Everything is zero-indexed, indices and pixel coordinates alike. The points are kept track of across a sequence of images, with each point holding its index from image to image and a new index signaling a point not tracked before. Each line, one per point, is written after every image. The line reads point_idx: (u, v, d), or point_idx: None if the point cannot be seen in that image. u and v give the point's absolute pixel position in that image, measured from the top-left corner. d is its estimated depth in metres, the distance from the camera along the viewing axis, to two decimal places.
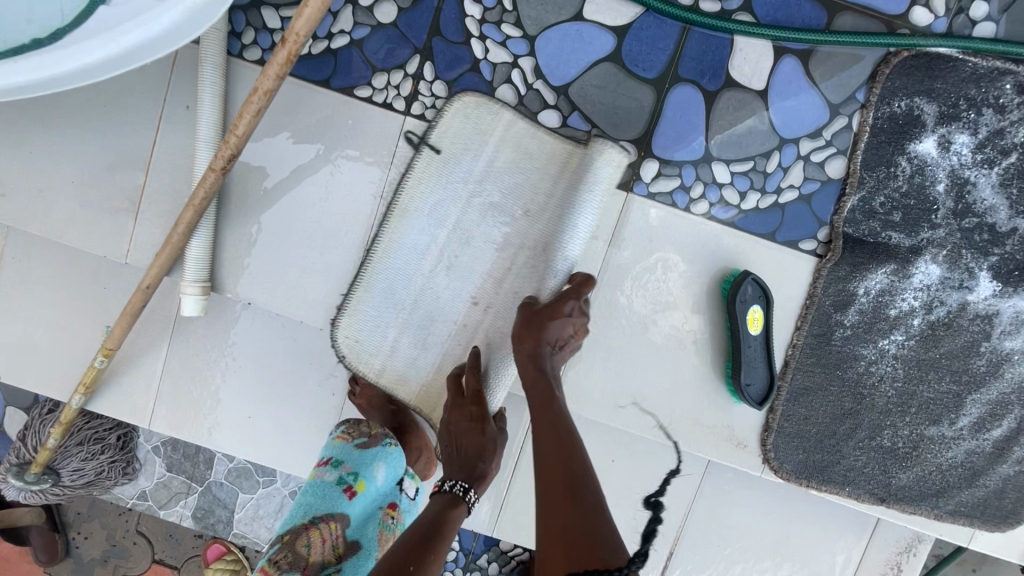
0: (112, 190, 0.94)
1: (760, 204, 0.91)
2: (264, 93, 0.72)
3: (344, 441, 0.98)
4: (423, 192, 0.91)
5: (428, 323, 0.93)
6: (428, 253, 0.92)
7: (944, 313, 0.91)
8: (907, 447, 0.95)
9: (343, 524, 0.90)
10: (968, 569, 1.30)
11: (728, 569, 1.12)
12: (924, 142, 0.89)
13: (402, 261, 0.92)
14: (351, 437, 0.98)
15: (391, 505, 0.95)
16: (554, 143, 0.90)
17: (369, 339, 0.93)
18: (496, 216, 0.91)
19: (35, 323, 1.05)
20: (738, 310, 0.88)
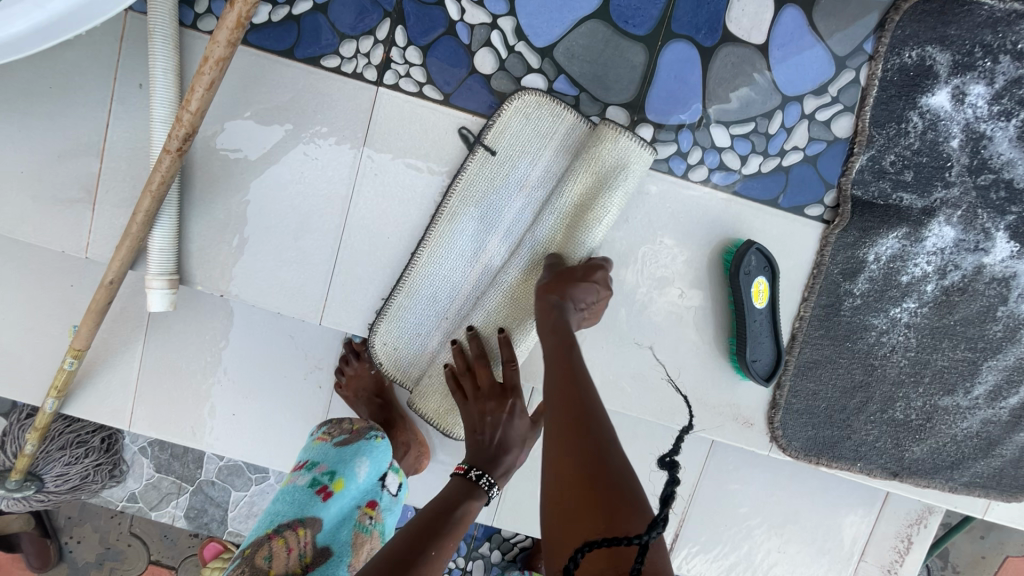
0: (66, 179, 0.87)
1: (762, 169, 0.85)
2: (216, 62, 0.66)
3: (321, 442, 0.91)
4: (454, 193, 0.86)
5: (451, 321, 0.90)
6: (475, 260, 0.88)
7: (959, 278, 0.86)
8: (921, 418, 0.91)
9: (315, 529, 0.80)
10: (977, 536, 1.28)
11: (736, 549, 1.09)
12: (936, 95, 0.83)
13: (445, 268, 0.88)
14: (330, 438, 0.93)
15: (369, 503, 0.87)
16: (550, 115, 0.84)
17: (408, 346, 0.91)
18: (525, 215, 0.87)
19: None
20: (742, 282, 0.82)
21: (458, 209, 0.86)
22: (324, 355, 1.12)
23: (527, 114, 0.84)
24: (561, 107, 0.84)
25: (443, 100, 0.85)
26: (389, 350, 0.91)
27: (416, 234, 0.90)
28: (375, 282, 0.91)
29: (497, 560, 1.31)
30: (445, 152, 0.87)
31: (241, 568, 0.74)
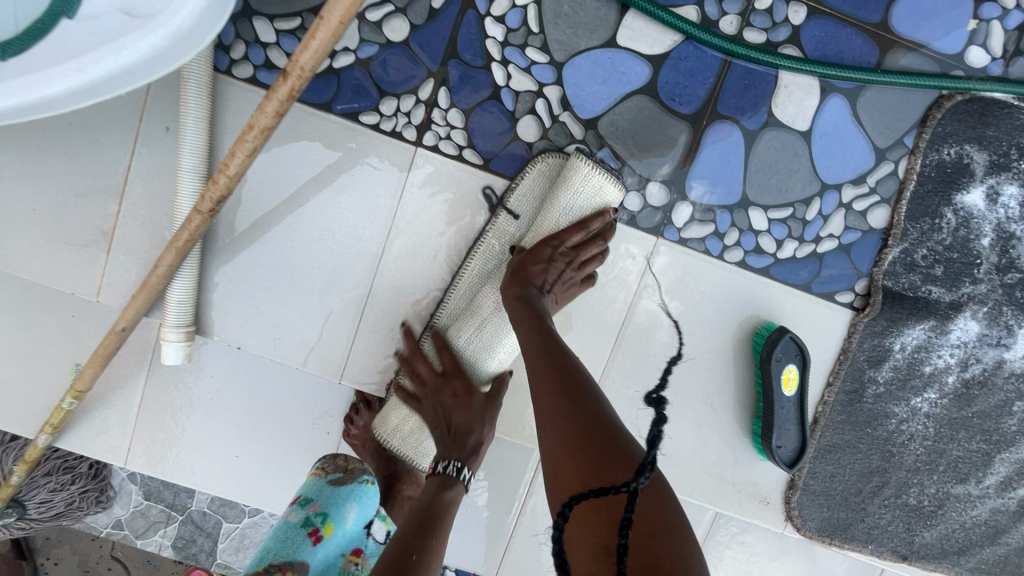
0: (82, 221, 0.83)
1: (797, 253, 0.85)
2: (260, 131, 0.63)
3: (315, 478, 0.89)
4: (473, 258, 0.84)
5: None
6: None
7: (979, 371, 0.88)
8: (933, 505, 0.92)
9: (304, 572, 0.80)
10: None
11: None
12: (971, 194, 0.84)
13: None
14: (324, 472, 0.91)
15: (354, 551, 0.89)
16: (537, 171, 0.82)
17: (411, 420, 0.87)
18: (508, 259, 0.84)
19: None
20: (771, 367, 0.82)
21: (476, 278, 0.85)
22: (333, 401, 1.09)
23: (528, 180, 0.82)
24: (551, 159, 0.82)
25: (482, 165, 0.83)
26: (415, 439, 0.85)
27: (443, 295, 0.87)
28: (398, 339, 0.89)
29: None
30: (480, 216, 0.85)
31: None
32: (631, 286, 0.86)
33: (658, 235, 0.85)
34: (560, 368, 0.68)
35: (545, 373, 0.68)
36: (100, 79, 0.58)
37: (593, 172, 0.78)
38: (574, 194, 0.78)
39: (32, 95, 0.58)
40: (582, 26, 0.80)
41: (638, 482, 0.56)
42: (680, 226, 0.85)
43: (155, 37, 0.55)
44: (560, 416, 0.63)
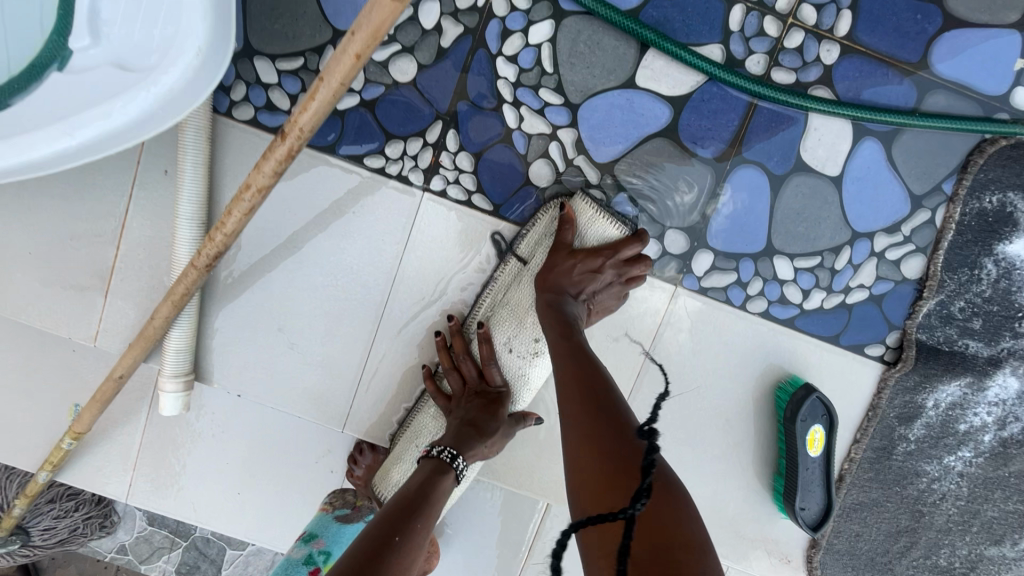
0: (79, 265, 0.81)
1: (824, 304, 0.81)
2: (257, 190, 0.59)
3: (321, 513, 0.85)
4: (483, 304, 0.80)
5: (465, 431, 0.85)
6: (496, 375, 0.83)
7: (1019, 430, 0.82)
8: (965, 567, 0.87)
9: None
10: None
11: None
12: (1014, 244, 0.78)
13: None
14: (331, 508, 0.86)
15: None
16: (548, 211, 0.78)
17: None
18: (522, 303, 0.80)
19: None
20: (791, 420, 0.78)
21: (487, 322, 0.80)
22: (337, 439, 1.06)
23: (538, 233, 0.78)
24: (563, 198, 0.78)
25: (492, 210, 0.79)
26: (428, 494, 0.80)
27: None
28: (404, 388, 0.85)
29: None
30: (489, 262, 0.81)
31: None
32: (648, 335, 0.83)
33: (677, 283, 0.81)
34: (588, 378, 0.66)
35: (577, 394, 0.65)
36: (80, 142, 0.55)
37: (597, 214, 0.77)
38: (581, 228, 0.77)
39: (10, 160, 0.54)
40: (600, 66, 0.75)
41: (637, 509, 0.43)
42: (700, 275, 0.80)
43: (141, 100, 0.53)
44: (587, 420, 0.62)
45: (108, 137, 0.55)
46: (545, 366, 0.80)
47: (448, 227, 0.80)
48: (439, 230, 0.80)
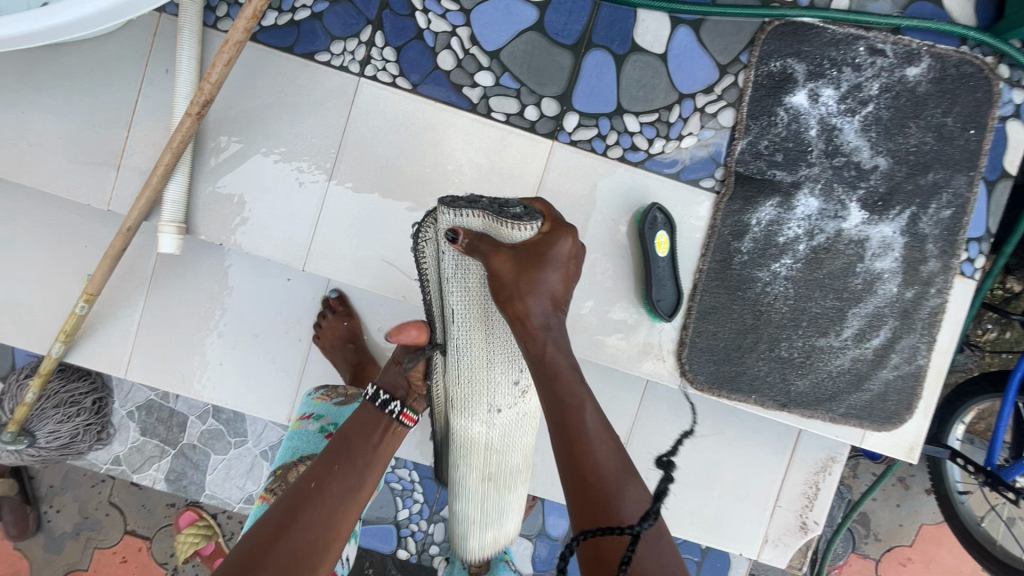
0: (97, 146, 1.06)
1: (665, 149, 1.07)
2: (234, 44, 0.86)
3: (323, 400, 1.10)
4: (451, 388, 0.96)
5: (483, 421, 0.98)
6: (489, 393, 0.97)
7: (824, 239, 1.08)
8: (801, 356, 1.09)
9: None
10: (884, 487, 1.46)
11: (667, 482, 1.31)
12: (797, 95, 1.06)
13: (461, 382, 0.96)
14: (328, 397, 1.12)
15: None
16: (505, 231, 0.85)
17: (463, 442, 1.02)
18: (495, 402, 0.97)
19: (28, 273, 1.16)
20: (647, 217, 1.04)
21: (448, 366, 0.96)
22: (305, 313, 1.29)
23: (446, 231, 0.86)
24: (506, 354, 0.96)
25: (411, 89, 1.06)
26: (455, 408, 0.98)
27: (386, 197, 1.08)
28: (353, 234, 1.08)
29: None
30: (412, 130, 1.07)
31: (277, 483, 0.99)
32: (536, 181, 1.07)
33: (553, 138, 1.07)
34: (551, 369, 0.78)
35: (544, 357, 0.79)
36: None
37: (471, 215, 0.86)
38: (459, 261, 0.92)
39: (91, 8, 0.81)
40: None
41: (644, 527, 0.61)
42: (570, 131, 1.07)
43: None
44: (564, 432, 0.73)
45: None
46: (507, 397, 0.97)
47: (379, 105, 1.06)
48: (373, 107, 1.06)
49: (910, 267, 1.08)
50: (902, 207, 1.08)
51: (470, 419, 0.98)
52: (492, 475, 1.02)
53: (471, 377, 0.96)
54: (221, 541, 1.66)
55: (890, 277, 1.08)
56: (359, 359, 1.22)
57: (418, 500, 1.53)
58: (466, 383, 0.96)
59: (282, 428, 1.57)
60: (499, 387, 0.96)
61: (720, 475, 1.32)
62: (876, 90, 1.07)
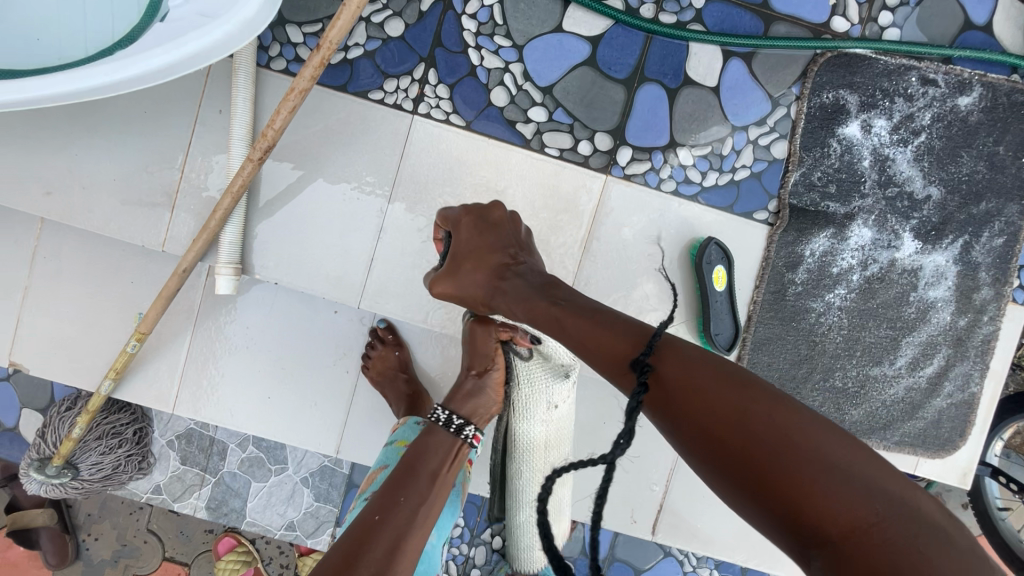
0: (151, 187, 1.06)
1: (718, 181, 1.08)
2: (299, 92, 0.86)
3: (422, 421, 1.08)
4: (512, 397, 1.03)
5: (548, 424, 1.06)
6: (546, 400, 1.04)
7: (877, 269, 1.08)
8: (855, 385, 1.10)
9: None
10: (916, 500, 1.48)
11: (713, 505, 1.32)
12: (850, 127, 1.07)
13: (522, 393, 1.03)
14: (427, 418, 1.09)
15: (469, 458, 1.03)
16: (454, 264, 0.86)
17: (524, 449, 1.08)
18: (550, 410, 1.05)
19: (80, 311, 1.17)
20: (706, 252, 1.03)
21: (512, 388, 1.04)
22: (352, 343, 1.29)
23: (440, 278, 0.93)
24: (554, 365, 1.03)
25: (465, 126, 1.06)
26: (516, 416, 1.05)
27: None
28: (407, 271, 1.08)
29: (498, 545, 1.54)
30: (465, 166, 1.07)
31: None
32: (590, 215, 1.08)
33: (607, 173, 1.07)
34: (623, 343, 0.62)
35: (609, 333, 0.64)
36: (173, 63, 0.81)
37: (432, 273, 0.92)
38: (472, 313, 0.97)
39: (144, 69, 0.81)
40: (536, 17, 1.05)
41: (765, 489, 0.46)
42: (624, 165, 1.07)
43: (228, 23, 0.80)
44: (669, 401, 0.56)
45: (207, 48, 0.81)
46: (558, 396, 1.03)
47: (433, 142, 1.06)
48: (427, 144, 1.06)
49: (963, 296, 1.09)
50: (955, 237, 1.08)
51: (530, 420, 1.05)
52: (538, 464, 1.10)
53: (535, 388, 1.03)
54: (260, 566, 1.64)
55: (943, 305, 1.09)
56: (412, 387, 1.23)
57: (459, 524, 1.54)
58: (526, 388, 1.03)
59: (322, 454, 1.57)
60: (552, 391, 1.03)
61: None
62: (928, 120, 1.07)
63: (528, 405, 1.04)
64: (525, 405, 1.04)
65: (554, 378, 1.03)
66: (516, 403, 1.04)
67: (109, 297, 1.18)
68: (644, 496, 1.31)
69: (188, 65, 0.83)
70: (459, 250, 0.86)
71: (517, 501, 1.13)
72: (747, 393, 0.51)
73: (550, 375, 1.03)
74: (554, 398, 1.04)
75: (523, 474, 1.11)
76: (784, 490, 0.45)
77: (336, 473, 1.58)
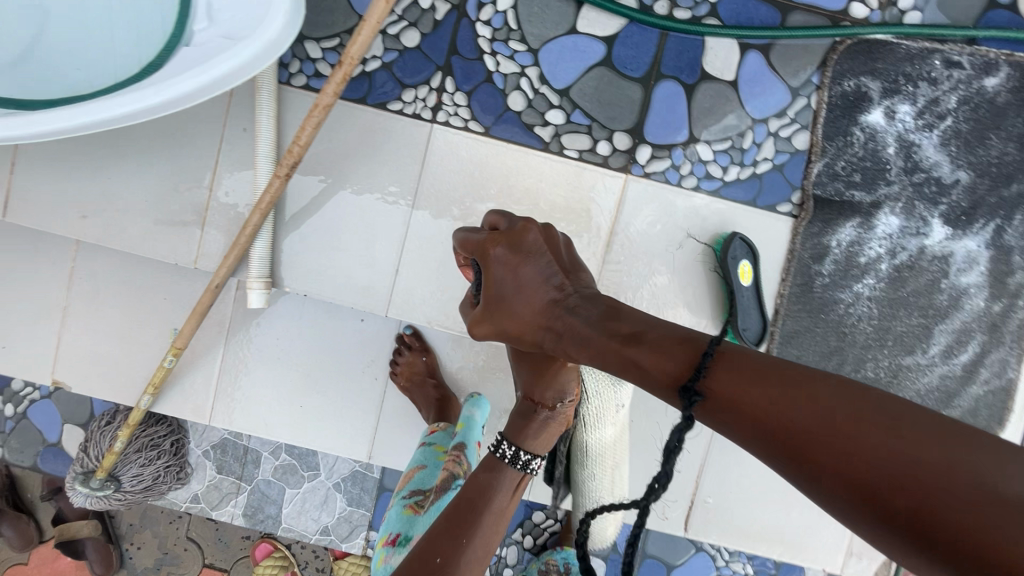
0: (181, 207, 1.09)
1: (740, 175, 1.07)
2: (323, 107, 0.88)
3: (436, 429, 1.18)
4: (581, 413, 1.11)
5: (614, 428, 1.14)
6: (616, 405, 1.12)
7: (907, 257, 1.07)
8: (888, 376, 1.09)
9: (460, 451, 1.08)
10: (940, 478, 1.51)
11: (744, 500, 1.31)
12: (872, 114, 1.05)
13: (592, 404, 1.10)
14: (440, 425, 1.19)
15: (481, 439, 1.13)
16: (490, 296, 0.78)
17: (596, 456, 1.15)
18: (621, 409, 1.13)
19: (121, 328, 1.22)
20: (731, 246, 1.03)
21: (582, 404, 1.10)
22: (379, 351, 1.31)
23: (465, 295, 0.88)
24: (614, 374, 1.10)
25: (483, 132, 1.07)
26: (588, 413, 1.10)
27: None
28: (433, 278, 1.10)
29: (529, 545, 1.55)
30: (486, 172, 1.08)
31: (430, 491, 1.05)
32: (611, 215, 1.08)
33: (627, 172, 1.07)
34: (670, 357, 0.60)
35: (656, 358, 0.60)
36: (197, 88, 0.83)
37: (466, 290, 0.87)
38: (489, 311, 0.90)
39: (167, 94, 0.83)
40: (550, 20, 1.05)
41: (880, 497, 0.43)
42: (643, 163, 1.07)
43: (250, 47, 0.82)
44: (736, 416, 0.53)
45: (229, 74, 0.83)
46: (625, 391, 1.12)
47: (453, 149, 1.07)
48: (447, 151, 1.07)
49: (997, 280, 1.07)
50: (986, 220, 1.06)
51: (602, 429, 1.13)
52: (617, 446, 1.16)
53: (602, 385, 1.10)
54: (297, 571, 1.68)
55: (976, 291, 1.07)
56: (443, 392, 1.25)
57: None
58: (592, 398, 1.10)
59: (353, 460, 1.60)
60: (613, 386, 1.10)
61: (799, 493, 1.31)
62: (954, 103, 1.05)
63: (603, 416, 1.11)
64: (598, 415, 1.11)
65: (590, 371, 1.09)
66: (587, 415, 1.12)
67: (144, 315, 1.22)
68: (675, 492, 1.31)
69: (210, 90, 0.85)
70: (499, 285, 0.77)
71: (614, 481, 1.17)
72: (825, 390, 0.49)
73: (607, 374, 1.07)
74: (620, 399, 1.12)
75: (611, 456, 1.15)
76: (914, 500, 0.40)
77: (367, 477, 1.60)
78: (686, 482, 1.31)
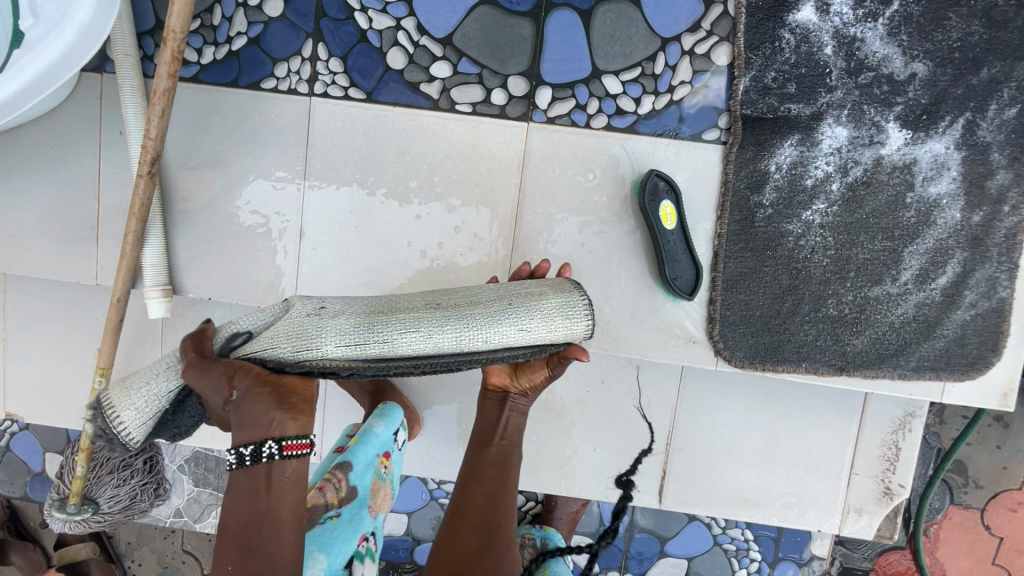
0: (72, 222, 1.04)
1: (655, 106, 0.94)
2: (162, 93, 0.80)
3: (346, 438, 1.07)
4: (296, 357, 0.71)
5: None
6: None
7: (861, 172, 0.92)
8: (854, 312, 0.95)
9: (346, 469, 0.98)
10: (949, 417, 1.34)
11: (721, 464, 1.20)
12: (802, 11, 0.90)
13: (294, 330, 0.72)
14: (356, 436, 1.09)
15: (385, 454, 1.04)
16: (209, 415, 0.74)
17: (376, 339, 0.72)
18: (330, 316, 0.74)
19: (54, 351, 1.20)
20: (647, 185, 0.92)
21: (289, 349, 0.71)
22: None
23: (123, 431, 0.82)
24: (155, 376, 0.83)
25: (366, 98, 0.98)
26: (329, 360, 0.72)
27: (363, 219, 1.00)
28: (338, 264, 1.02)
29: None
30: (374, 141, 0.98)
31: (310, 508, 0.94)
32: (517, 169, 0.97)
33: (528, 119, 0.96)
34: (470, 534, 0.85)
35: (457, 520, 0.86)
36: (54, 63, 0.78)
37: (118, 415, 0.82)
38: (132, 408, 0.81)
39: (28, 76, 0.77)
40: None
41: None
42: (545, 108, 0.96)
43: (63, 36, 0.77)
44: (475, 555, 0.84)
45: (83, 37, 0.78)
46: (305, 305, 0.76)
47: (336, 121, 0.98)
48: (330, 125, 0.99)
49: (973, 186, 0.91)
50: (954, 116, 0.90)
51: (327, 334, 0.72)
52: (440, 307, 0.75)
53: (296, 324, 0.73)
54: None
55: (949, 202, 0.92)
56: (379, 383, 1.18)
57: None
58: (279, 330, 0.72)
59: None
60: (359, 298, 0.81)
61: (783, 449, 1.19)
62: None
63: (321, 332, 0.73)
64: (306, 335, 0.72)
65: (302, 304, 0.76)
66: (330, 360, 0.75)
67: (73, 336, 1.19)
68: (646, 464, 1.21)
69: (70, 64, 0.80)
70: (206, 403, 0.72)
71: (507, 319, 0.73)
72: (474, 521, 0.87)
73: (302, 300, 0.77)
74: (312, 309, 0.75)
75: (429, 338, 0.72)
76: None
77: None
78: (655, 451, 1.20)
